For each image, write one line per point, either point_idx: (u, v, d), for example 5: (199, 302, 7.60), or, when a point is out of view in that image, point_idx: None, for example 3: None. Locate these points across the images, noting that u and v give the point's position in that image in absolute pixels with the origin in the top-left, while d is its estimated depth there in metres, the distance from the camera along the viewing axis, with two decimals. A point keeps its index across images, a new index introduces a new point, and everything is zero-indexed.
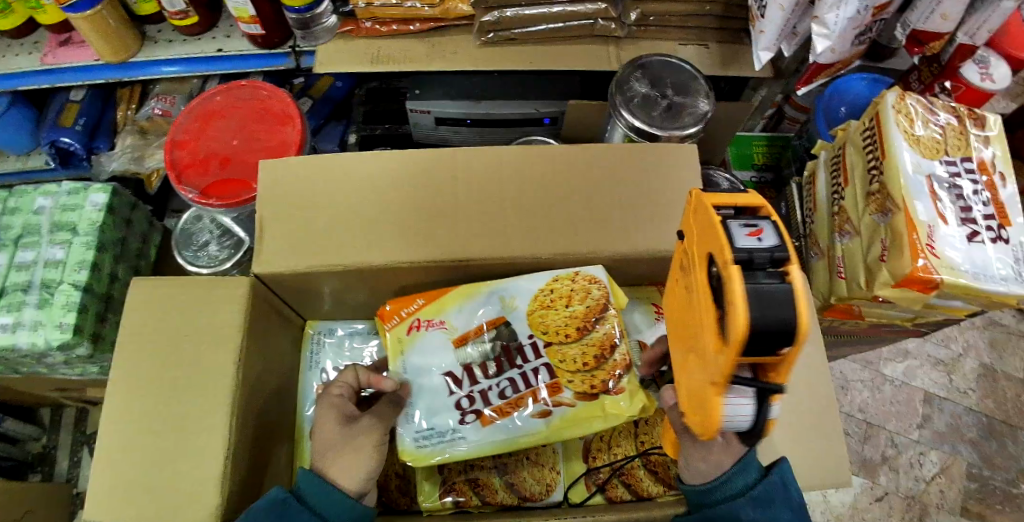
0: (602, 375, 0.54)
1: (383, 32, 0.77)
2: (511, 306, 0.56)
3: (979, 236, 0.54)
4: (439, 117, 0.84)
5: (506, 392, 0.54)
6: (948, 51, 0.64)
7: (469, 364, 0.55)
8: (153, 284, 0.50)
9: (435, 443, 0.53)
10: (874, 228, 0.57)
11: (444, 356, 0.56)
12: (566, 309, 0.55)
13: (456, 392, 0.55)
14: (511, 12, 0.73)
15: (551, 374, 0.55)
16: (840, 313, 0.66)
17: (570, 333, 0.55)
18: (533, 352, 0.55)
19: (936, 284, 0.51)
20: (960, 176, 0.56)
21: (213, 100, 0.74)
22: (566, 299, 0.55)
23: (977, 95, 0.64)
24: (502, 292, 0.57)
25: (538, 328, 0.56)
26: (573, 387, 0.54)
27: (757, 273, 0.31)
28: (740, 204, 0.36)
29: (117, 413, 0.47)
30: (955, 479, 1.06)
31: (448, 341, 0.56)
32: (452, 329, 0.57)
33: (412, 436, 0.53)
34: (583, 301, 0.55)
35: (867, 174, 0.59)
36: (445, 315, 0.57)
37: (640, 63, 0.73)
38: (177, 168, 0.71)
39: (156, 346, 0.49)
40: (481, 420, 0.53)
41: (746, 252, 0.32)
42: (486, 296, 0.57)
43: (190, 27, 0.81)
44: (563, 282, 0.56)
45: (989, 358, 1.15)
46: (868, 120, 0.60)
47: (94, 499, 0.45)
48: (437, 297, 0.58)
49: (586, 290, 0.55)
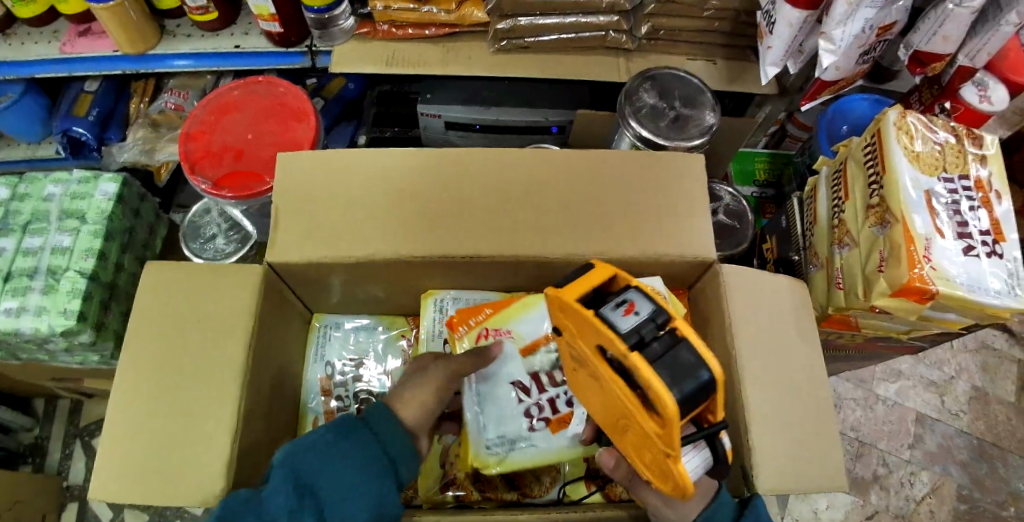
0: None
1: (399, 35, 0.79)
2: None
3: (975, 250, 0.55)
4: (449, 122, 0.86)
5: (573, 401, 0.56)
6: (948, 73, 0.67)
7: (537, 372, 0.58)
8: (167, 268, 0.51)
9: (504, 450, 0.55)
10: (873, 240, 0.59)
11: (513, 364, 0.58)
12: None
13: (525, 400, 0.56)
14: (525, 20, 0.75)
15: None
16: (837, 323, 0.67)
17: None
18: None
19: (932, 294, 0.53)
20: (957, 193, 0.58)
21: (231, 93, 0.76)
22: None
23: (975, 116, 0.66)
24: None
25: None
26: None
27: (652, 346, 0.35)
28: (595, 287, 0.40)
29: (127, 393, 0.47)
30: (946, 500, 1.07)
31: (516, 350, 0.58)
32: (519, 338, 0.58)
33: (486, 445, 0.55)
34: None
35: (867, 188, 0.61)
36: (512, 324, 0.59)
37: (649, 75, 0.75)
38: (190, 159, 0.72)
39: (166, 329, 0.49)
40: (550, 427, 0.56)
41: (634, 332, 0.35)
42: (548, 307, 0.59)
43: (210, 23, 0.83)
44: None
45: (981, 381, 1.16)
46: (870, 136, 0.62)
47: (100, 477, 0.45)
48: (503, 307, 0.60)
49: None
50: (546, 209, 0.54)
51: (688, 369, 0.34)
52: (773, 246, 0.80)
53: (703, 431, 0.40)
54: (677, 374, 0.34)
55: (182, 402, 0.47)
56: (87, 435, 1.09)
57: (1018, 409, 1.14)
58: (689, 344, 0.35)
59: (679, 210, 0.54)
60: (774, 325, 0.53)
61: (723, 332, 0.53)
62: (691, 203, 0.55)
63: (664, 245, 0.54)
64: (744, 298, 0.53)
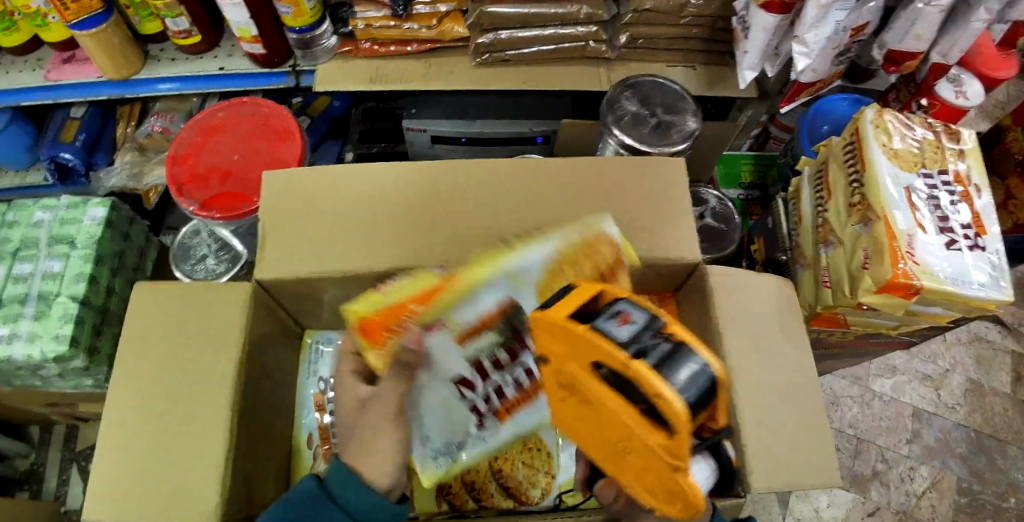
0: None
1: (382, 52, 0.80)
2: (520, 283, 0.48)
3: (957, 244, 0.56)
4: (435, 136, 0.87)
5: (517, 386, 0.55)
6: (924, 70, 0.67)
7: (477, 361, 0.53)
8: (155, 291, 0.51)
9: (448, 456, 0.55)
10: (856, 238, 0.59)
11: (453, 359, 0.52)
12: (574, 272, 0.48)
13: (469, 395, 0.54)
14: (505, 34, 0.76)
15: None
16: (826, 321, 0.68)
17: None
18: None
19: (917, 289, 0.53)
20: (937, 188, 0.59)
21: (217, 115, 0.76)
22: (572, 262, 0.49)
23: (951, 112, 0.66)
24: (508, 272, 0.48)
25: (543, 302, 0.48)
26: None
27: (654, 353, 0.34)
28: (581, 302, 0.39)
29: (118, 417, 0.47)
30: (946, 494, 1.07)
31: (451, 338, 0.50)
32: (456, 326, 0.50)
33: (431, 458, 0.54)
34: (592, 263, 0.49)
35: (848, 188, 0.62)
36: (447, 314, 0.49)
37: (630, 83, 0.76)
38: (177, 182, 0.72)
39: (156, 351, 0.49)
40: (498, 417, 0.55)
41: (632, 340, 0.34)
42: (488, 283, 0.48)
43: (194, 47, 0.84)
44: (570, 248, 0.49)
45: (975, 373, 1.16)
46: (849, 135, 0.62)
47: (92, 502, 0.45)
48: (433, 298, 0.48)
49: (592, 249, 0.49)
50: (531, 218, 0.55)
51: (692, 369, 0.34)
52: (761, 247, 0.80)
53: (707, 441, 0.37)
54: (684, 377, 0.33)
55: (173, 424, 0.47)
56: (83, 460, 1.08)
57: (1014, 400, 1.14)
58: (686, 344, 0.35)
59: (663, 215, 0.55)
60: (761, 325, 0.54)
61: (711, 333, 0.53)
62: (674, 208, 0.55)
63: (647, 251, 0.54)
64: (730, 300, 0.53)
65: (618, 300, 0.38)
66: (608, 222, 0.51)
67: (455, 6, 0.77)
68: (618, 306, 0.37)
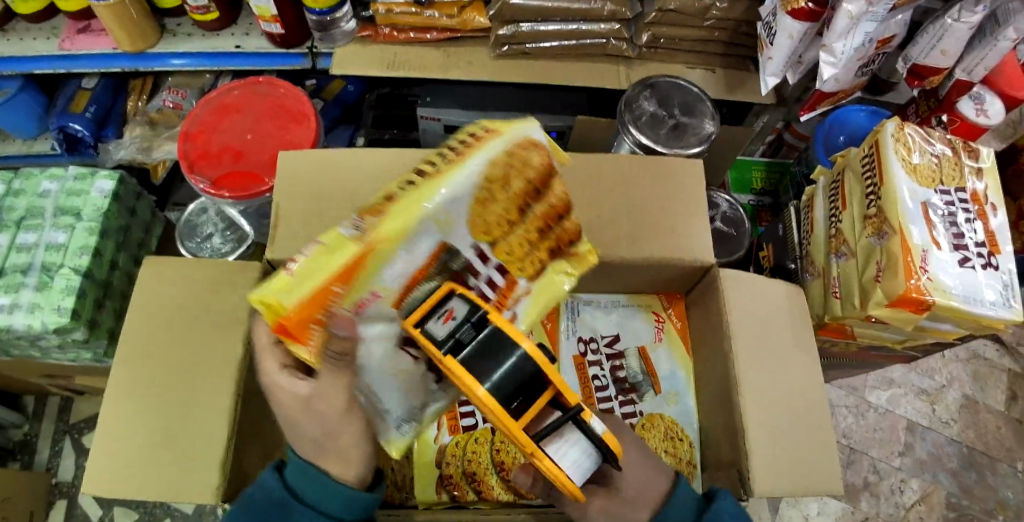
0: (545, 245, 0.47)
1: (400, 38, 0.79)
2: (448, 224, 0.39)
3: (970, 262, 0.56)
4: (449, 125, 0.86)
5: None
6: (946, 86, 0.67)
7: None
8: (166, 267, 0.51)
9: (412, 421, 0.49)
10: (869, 250, 0.59)
11: (390, 324, 0.41)
12: (505, 193, 0.40)
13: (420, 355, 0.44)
14: (527, 26, 0.75)
15: (502, 272, 0.46)
16: (832, 331, 0.68)
17: (510, 217, 0.42)
18: (481, 260, 0.44)
19: (928, 305, 0.54)
20: (953, 205, 0.59)
21: (231, 93, 0.75)
22: (501, 183, 0.40)
23: (971, 129, 0.67)
24: (436, 212, 0.37)
25: (479, 234, 0.42)
26: (524, 275, 0.47)
27: (468, 346, 0.36)
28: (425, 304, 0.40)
29: (126, 391, 0.47)
30: (935, 507, 1.08)
31: (388, 307, 0.41)
32: (391, 292, 0.40)
33: (394, 427, 0.48)
34: (523, 175, 0.40)
35: (864, 199, 0.62)
36: (375, 283, 0.38)
37: (649, 83, 0.75)
38: (188, 158, 0.72)
39: (165, 327, 0.49)
40: None
41: (449, 337, 0.37)
42: (419, 228, 0.37)
43: (210, 23, 0.83)
44: (496, 164, 0.38)
45: (970, 390, 1.17)
46: (868, 147, 0.62)
47: (96, 475, 0.45)
48: (355, 274, 0.36)
49: (524, 159, 0.40)
50: None
51: (502, 352, 0.35)
52: (770, 255, 0.80)
53: (567, 414, 0.36)
54: (492, 363, 0.35)
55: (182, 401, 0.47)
56: (78, 433, 1.08)
57: (1007, 418, 1.15)
58: (500, 327, 0.36)
59: (680, 217, 0.55)
60: (772, 331, 0.54)
61: (722, 338, 0.53)
62: (690, 211, 0.55)
63: (661, 253, 0.54)
64: (743, 305, 0.53)
65: (452, 296, 0.40)
66: (533, 123, 0.41)
67: None
68: (449, 303, 0.39)
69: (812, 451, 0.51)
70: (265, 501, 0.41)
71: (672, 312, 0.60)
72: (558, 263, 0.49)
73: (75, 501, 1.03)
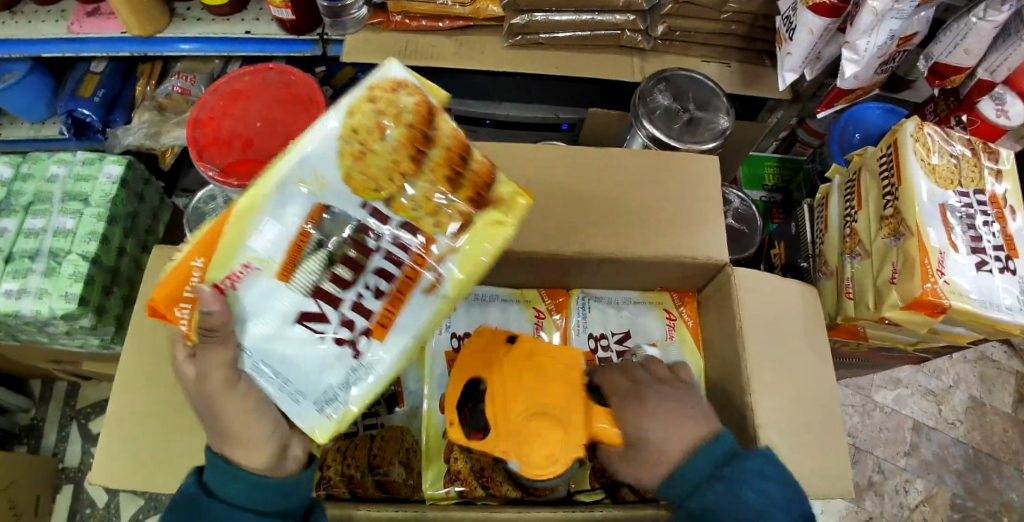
0: (465, 196, 0.36)
1: (412, 26, 0.78)
2: (316, 183, 0.33)
3: (988, 265, 0.56)
4: (459, 116, 0.86)
5: (380, 289, 0.36)
6: (967, 86, 0.66)
7: (316, 289, 0.35)
8: (176, 257, 0.51)
9: (336, 407, 0.36)
10: (885, 251, 0.59)
11: (277, 302, 0.34)
12: (382, 141, 0.34)
13: (326, 331, 0.35)
14: (540, 17, 0.74)
15: (413, 231, 0.36)
16: (843, 332, 0.67)
17: (400, 167, 0.35)
18: (376, 219, 0.35)
19: (944, 308, 0.53)
20: (972, 207, 0.58)
21: (241, 79, 0.74)
22: (375, 131, 0.34)
23: (991, 131, 0.65)
24: (293, 170, 0.33)
25: (366, 192, 0.34)
26: (444, 229, 0.36)
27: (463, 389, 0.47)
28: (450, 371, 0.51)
29: (136, 379, 0.47)
30: (940, 508, 1.08)
31: (274, 281, 0.34)
32: (268, 263, 0.33)
33: (314, 409, 0.36)
34: (398, 120, 0.35)
35: (881, 199, 0.61)
36: (243, 252, 0.33)
37: (664, 76, 0.74)
38: (198, 145, 0.71)
39: (175, 315, 0.49)
40: (374, 334, 0.36)
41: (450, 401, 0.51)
42: (278, 190, 0.33)
43: (220, 8, 0.82)
44: (359, 111, 0.34)
45: (978, 391, 1.16)
46: (885, 146, 0.62)
47: (103, 463, 0.45)
48: (216, 242, 0.32)
49: (391, 102, 0.35)
50: (561, 207, 0.54)
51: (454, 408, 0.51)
52: (782, 252, 0.79)
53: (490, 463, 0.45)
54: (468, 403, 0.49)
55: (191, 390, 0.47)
56: (85, 418, 1.09)
57: (1014, 421, 1.15)
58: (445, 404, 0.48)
59: (694, 213, 0.54)
60: (787, 332, 0.53)
61: (732, 338, 0.53)
62: (705, 208, 0.55)
63: (674, 251, 0.53)
64: (759, 304, 0.53)
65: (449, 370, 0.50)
66: (395, 62, 0.35)
67: None
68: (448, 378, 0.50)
69: (822, 451, 0.51)
70: (187, 503, 0.38)
71: (684, 309, 0.60)
72: (487, 217, 0.37)
73: (81, 485, 1.04)
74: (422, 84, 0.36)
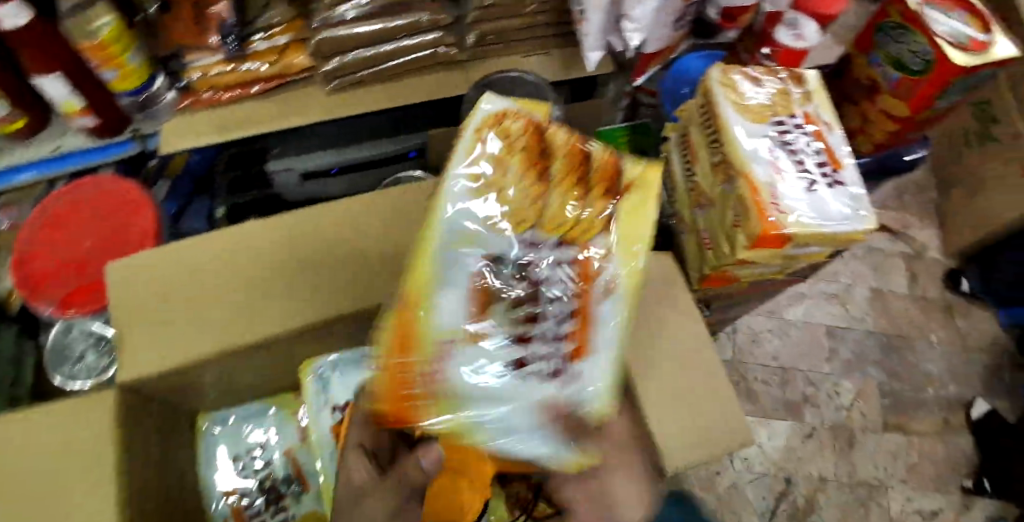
0: (601, 187, 0.42)
1: (224, 99, 0.74)
2: (471, 233, 0.38)
3: (816, 184, 0.59)
4: (305, 172, 0.84)
5: (563, 311, 0.39)
6: (761, 21, 0.71)
7: (517, 330, 0.37)
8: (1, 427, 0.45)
9: (569, 441, 0.36)
10: (724, 196, 0.61)
11: (477, 359, 0.36)
12: (511, 168, 0.40)
13: (541, 366, 0.37)
14: (351, 56, 0.72)
15: (560, 241, 0.40)
16: (717, 280, 0.69)
17: (529, 184, 0.40)
18: (518, 249, 0.39)
19: (788, 236, 0.56)
20: (790, 133, 0.61)
21: (61, 202, 0.70)
22: (506, 158, 0.40)
23: (794, 55, 0.71)
24: (449, 233, 0.38)
25: (516, 221, 0.39)
26: (603, 233, 0.41)
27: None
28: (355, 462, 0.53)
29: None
30: (871, 400, 1.15)
31: (465, 344, 0.36)
32: (457, 332, 0.36)
33: (560, 450, 0.36)
34: (511, 148, 0.41)
35: (709, 148, 0.64)
36: (436, 318, 0.36)
37: (486, 83, 0.75)
38: (30, 283, 0.66)
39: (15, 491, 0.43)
40: (580, 350, 0.38)
41: None
42: (442, 261, 0.37)
43: (19, 131, 0.74)
44: (465, 155, 0.40)
45: (875, 282, 1.24)
46: (700, 98, 0.65)
47: None
48: (410, 338, 0.36)
49: (502, 127, 0.41)
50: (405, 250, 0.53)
51: None
52: None
53: None
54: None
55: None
56: None
57: (912, 299, 1.24)
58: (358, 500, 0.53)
59: None
60: (652, 304, 0.54)
61: None
62: None
63: None
64: None
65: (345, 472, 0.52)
66: (491, 100, 0.43)
67: (292, 37, 0.73)
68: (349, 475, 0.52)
69: (708, 404, 0.52)
70: None
71: None
72: (627, 202, 0.42)
73: None
74: (527, 110, 0.44)
